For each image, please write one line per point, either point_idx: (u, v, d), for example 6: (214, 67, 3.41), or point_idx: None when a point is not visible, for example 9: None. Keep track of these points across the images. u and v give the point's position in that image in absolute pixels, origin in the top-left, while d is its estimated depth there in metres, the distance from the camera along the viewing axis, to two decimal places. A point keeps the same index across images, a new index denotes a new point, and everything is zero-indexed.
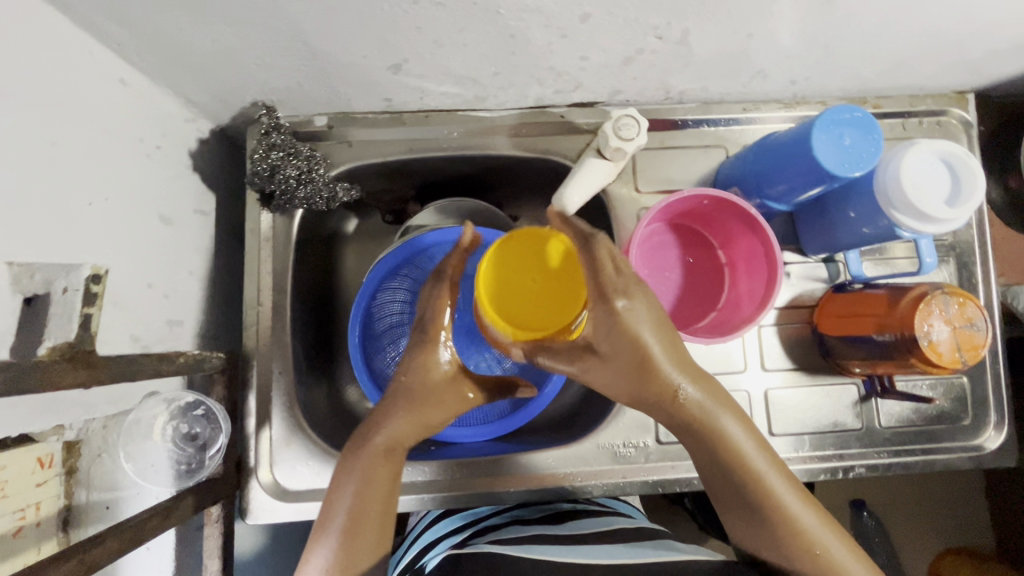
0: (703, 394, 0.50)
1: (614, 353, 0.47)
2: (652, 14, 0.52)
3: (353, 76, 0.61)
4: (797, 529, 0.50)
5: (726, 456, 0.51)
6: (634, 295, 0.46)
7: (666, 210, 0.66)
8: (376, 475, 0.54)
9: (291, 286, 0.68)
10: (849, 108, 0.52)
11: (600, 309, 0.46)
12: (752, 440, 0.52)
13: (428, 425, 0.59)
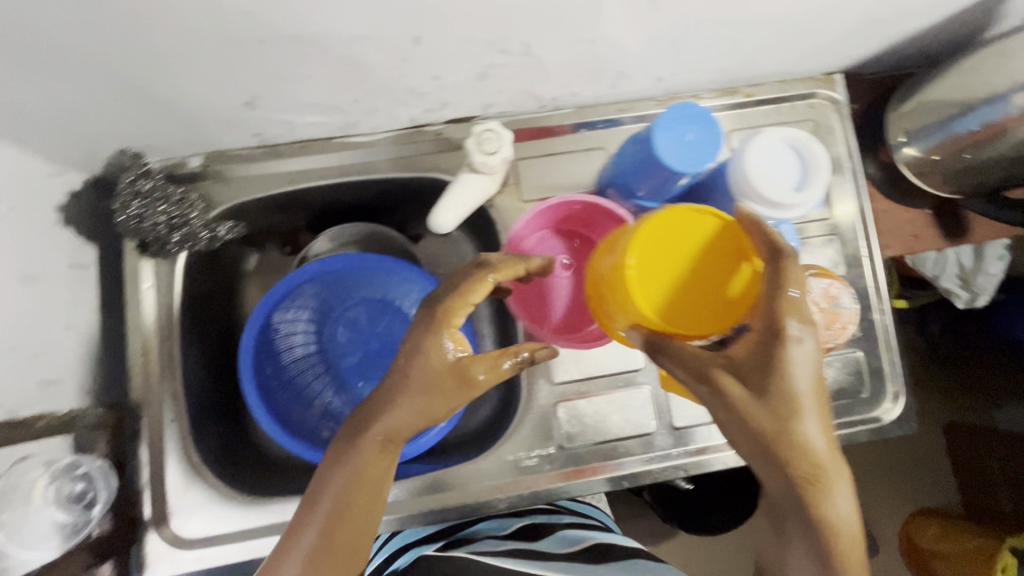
0: (838, 451, 0.47)
1: (771, 403, 0.45)
2: (485, 30, 0.52)
3: (209, 115, 0.61)
4: (828, 520, 0.46)
5: (779, 455, 0.45)
6: (807, 291, 0.45)
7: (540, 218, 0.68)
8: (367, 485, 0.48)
9: (179, 331, 0.67)
10: (687, 106, 0.53)
11: (774, 344, 0.44)
12: (833, 453, 0.46)
13: (430, 416, 0.49)
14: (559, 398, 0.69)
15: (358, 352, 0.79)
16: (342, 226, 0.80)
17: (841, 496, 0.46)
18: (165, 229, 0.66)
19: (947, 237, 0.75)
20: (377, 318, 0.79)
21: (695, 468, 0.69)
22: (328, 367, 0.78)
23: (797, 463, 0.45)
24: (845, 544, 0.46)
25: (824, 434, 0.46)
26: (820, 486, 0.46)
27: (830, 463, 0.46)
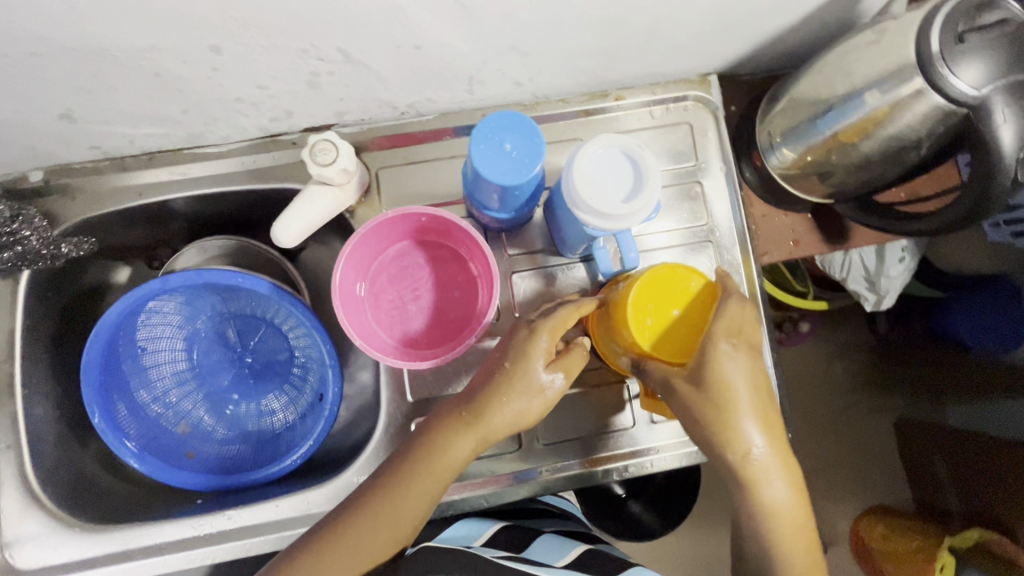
0: (730, 399, 0.49)
1: (711, 396, 0.49)
2: (285, 39, 0.50)
3: (28, 130, 0.58)
4: (733, 464, 0.50)
5: (698, 416, 0.49)
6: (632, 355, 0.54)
7: (386, 234, 0.65)
8: (402, 519, 0.53)
9: (21, 352, 0.65)
10: (505, 114, 0.51)
11: (709, 353, 0.49)
12: (762, 390, 0.50)
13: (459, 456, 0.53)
14: (419, 415, 0.67)
15: (232, 366, 0.77)
16: (212, 237, 0.76)
17: (748, 428, 0.49)
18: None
19: (829, 242, 0.72)
20: (251, 330, 0.77)
21: (562, 484, 0.70)
22: (200, 382, 0.75)
23: (715, 410, 0.49)
24: (769, 464, 0.50)
25: (746, 383, 0.49)
26: (720, 431, 0.49)
27: (748, 413, 0.49)
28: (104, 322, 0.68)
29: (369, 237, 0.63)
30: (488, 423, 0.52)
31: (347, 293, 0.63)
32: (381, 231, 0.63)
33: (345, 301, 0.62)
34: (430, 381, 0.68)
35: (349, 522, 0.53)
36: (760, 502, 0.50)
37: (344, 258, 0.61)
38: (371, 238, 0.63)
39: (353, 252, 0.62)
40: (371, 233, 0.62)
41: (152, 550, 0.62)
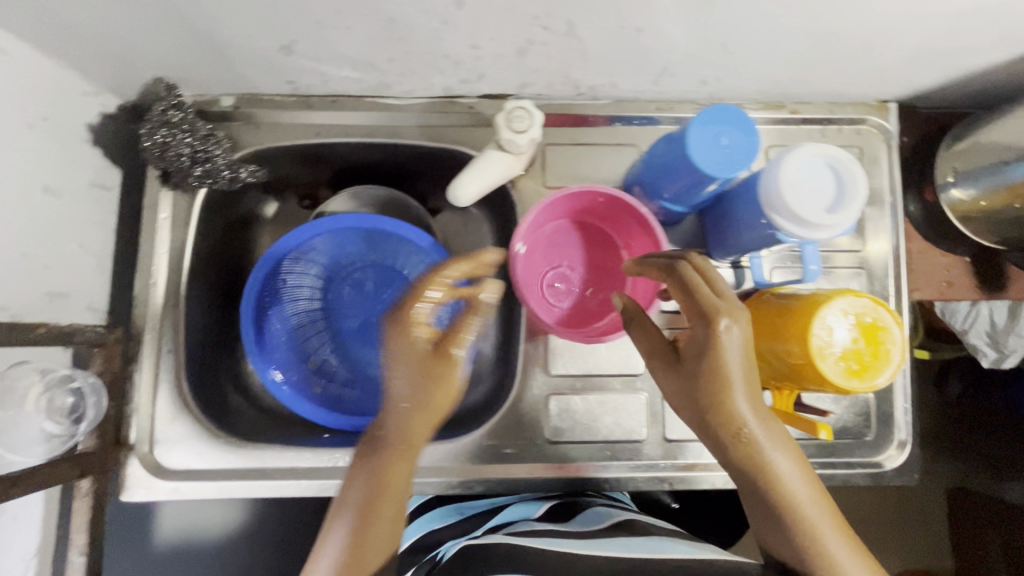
0: (717, 373, 0.47)
1: (698, 372, 0.47)
2: (529, 3, 0.51)
3: (246, 56, 0.61)
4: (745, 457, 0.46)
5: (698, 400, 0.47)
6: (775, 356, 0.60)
7: (563, 207, 0.66)
8: (378, 518, 0.46)
9: (188, 265, 0.68)
10: (727, 107, 0.51)
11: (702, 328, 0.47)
12: (750, 368, 0.47)
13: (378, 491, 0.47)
14: (552, 389, 0.68)
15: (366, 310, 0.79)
16: (364, 184, 0.79)
17: (743, 409, 0.46)
18: (188, 161, 0.66)
19: (983, 289, 0.71)
20: (390, 278, 0.79)
21: (682, 483, 0.68)
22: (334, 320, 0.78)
23: (707, 388, 0.47)
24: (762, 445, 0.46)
25: (738, 357, 0.47)
26: (712, 410, 0.47)
27: (738, 385, 0.47)
28: (272, 252, 0.71)
29: (550, 209, 0.64)
30: (416, 417, 0.49)
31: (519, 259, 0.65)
32: (560, 204, 0.64)
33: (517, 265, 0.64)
34: (568, 359, 0.68)
35: (349, 498, 0.47)
36: (767, 482, 0.45)
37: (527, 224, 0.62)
38: (550, 210, 0.65)
39: (535, 221, 0.63)
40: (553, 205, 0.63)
41: (286, 472, 0.65)
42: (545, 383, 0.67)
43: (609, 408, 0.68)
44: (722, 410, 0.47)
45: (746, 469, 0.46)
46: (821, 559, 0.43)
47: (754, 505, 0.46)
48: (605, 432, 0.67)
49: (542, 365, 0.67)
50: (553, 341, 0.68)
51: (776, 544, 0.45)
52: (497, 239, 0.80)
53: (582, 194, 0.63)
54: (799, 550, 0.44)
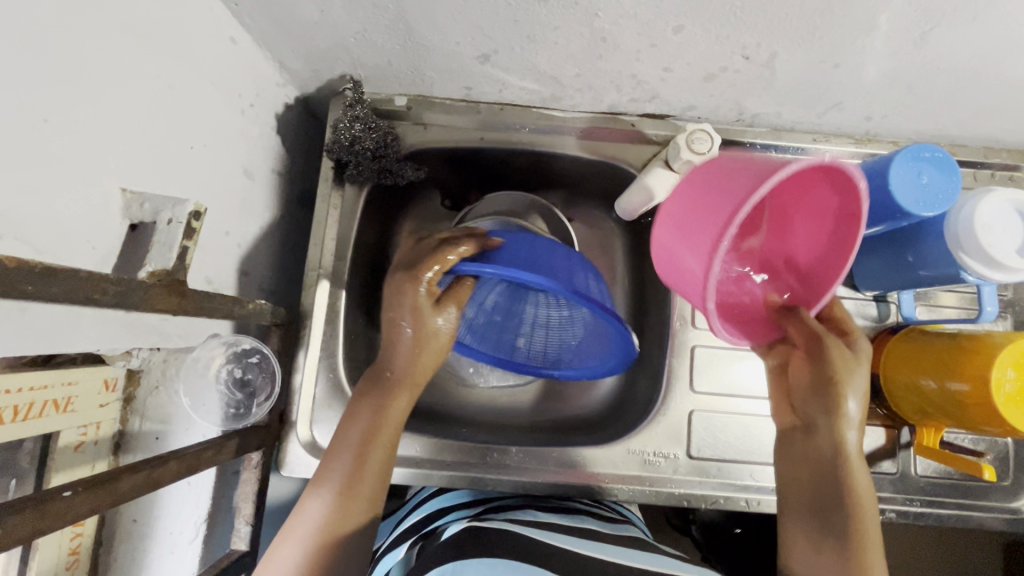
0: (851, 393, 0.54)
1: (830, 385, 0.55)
2: (744, 34, 0.53)
3: (442, 62, 0.64)
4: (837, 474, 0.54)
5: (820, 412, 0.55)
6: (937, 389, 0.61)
7: (723, 170, 0.51)
8: (358, 498, 0.53)
9: (351, 253, 0.71)
10: (928, 148, 0.53)
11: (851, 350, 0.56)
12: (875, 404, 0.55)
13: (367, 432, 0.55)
14: (694, 405, 0.69)
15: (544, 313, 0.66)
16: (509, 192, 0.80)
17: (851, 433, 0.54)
18: (370, 155, 0.69)
19: None
20: None
21: None
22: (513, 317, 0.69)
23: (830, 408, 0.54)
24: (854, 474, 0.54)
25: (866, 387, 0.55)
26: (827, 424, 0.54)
27: (856, 398, 0.54)
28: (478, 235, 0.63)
29: (724, 178, 0.50)
30: (406, 394, 0.58)
31: (666, 245, 0.54)
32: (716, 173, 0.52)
33: (695, 248, 0.49)
34: (711, 377, 0.70)
35: (330, 478, 0.53)
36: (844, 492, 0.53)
37: (676, 207, 0.55)
38: (698, 183, 0.54)
39: (678, 200, 0.55)
40: (728, 174, 0.50)
41: (438, 462, 0.68)
42: (688, 398, 0.69)
43: (749, 429, 0.69)
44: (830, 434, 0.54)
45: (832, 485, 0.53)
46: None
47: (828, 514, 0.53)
48: (745, 452, 0.68)
49: (685, 381, 0.69)
50: (697, 358, 0.70)
51: (818, 557, 0.52)
52: (629, 253, 0.82)
53: (756, 158, 0.50)
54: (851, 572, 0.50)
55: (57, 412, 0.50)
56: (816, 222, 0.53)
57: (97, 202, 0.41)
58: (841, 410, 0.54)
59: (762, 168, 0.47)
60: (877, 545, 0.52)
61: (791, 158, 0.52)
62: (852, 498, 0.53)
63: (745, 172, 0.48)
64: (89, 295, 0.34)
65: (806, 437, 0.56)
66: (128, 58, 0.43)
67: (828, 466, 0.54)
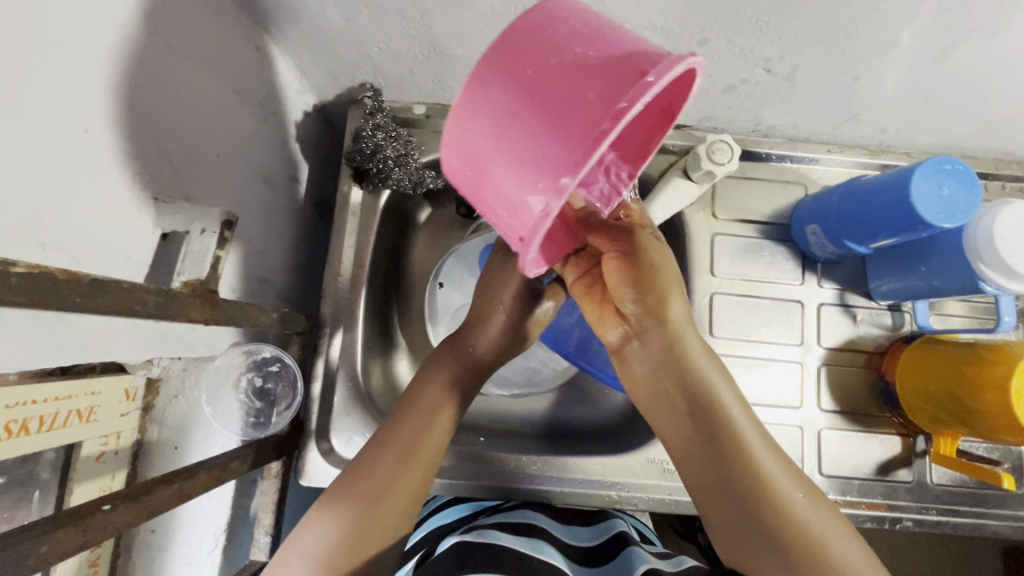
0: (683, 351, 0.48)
1: (656, 334, 0.49)
2: (768, 47, 0.54)
3: (463, 71, 0.64)
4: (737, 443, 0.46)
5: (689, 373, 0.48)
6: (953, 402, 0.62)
7: (544, 40, 0.36)
8: (386, 508, 0.51)
9: (369, 261, 0.71)
10: (948, 160, 0.54)
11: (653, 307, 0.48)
12: (710, 358, 0.49)
13: (417, 433, 0.55)
14: None
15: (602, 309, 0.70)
16: None
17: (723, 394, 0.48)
18: (391, 163, 0.69)
19: None
20: None
21: None
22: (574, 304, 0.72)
23: (709, 366, 0.48)
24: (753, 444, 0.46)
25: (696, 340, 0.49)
26: (703, 384, 0.48)
27: (679, 299, 0.49)
28: None
29: (563, 53, 0.35)
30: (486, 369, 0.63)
31: (479, 161, 0.38)
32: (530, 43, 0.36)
33: (556, 152, 0.33)
34: None
35: (357, 489, 0.51)
36: (744, 471, 0.45)
37: (488, 102, 0.36)
38: (516, 53, 0.36)
39: (494, 94, 0.36)
40: (586, 40, 0.35)
41: (456, 472, 0.68)
42: None
43: None
44: (704, 394, 0.48)
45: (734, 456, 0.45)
46: (768, 498, 0.44)
47: (733, 502, 0.44)
48: None
49: None
50: None
51: (716, 484, 0.46)
52: None
53: (607, 29, 0.36)
54: (740, 491, 0.44)
55: (78, 422, 0.48)
56: (649, 132, 0.46)
57: (131, 212, 0.41)
58: (670, 314, 0.48)
59: (653, 55, 0.33)
60: (771, 459, 0.46)
61: (583, 4, 0.38)
62: (724, 417, 0.47)
63: (614, 49, 0.34)
64: (130, 307, 0.33)
65: (640, 348, 0.50)
66: (160, 68, 0.43)
67: (680, 374, 0.48)
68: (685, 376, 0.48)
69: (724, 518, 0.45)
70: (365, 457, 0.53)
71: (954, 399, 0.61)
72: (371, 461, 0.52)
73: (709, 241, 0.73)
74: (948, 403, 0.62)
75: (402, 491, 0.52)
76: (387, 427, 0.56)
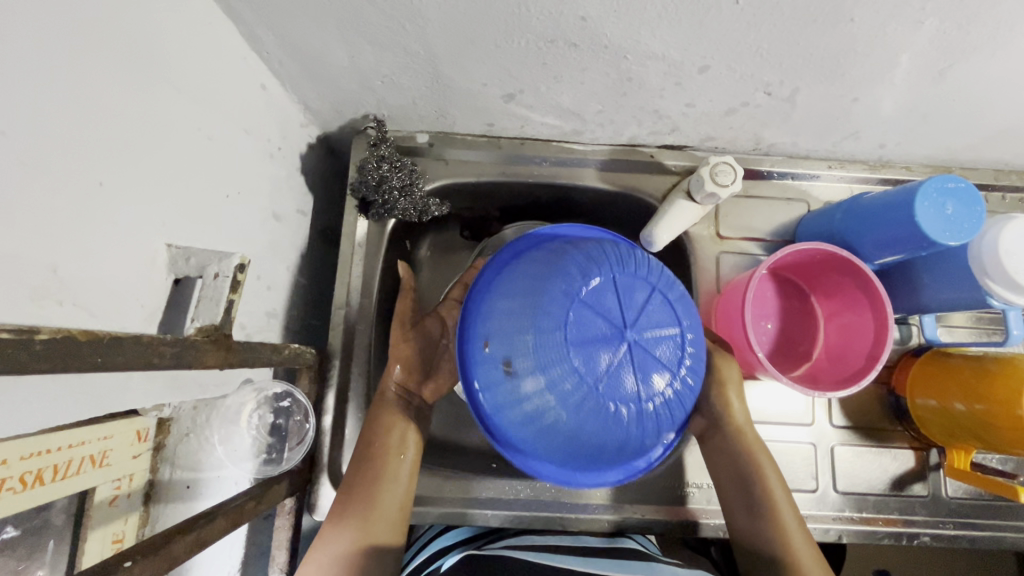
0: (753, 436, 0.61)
1: (720, 422, 0.61)
2: (768, 72, 0.54)
3: (467, 101, 0.65)
4: (778, 516, 0.57)
5: (746, 452, 0.60)
6: (951, 409, 0.63)
7: (796, 271, 0.69)
8: (380, 520, 0.57)
9: (376, 290, 0.71)
10: (947, 179, 0.55)
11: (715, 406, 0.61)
12: (761, 445, 0.61)
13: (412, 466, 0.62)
14: None
15: (637, 310, 0.52)
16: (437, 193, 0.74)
17: (772, 479, 0.59)
18: (396, 194, 0.70)
19: None
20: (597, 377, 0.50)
21: (851, 536, 0.67)
22: (623, 367, 0.50)
23: (770, 456, 0.60)
24: (789, 526, 0.56)
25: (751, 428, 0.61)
26: (751, 461, 0.59)
27: (736, 397, 0.61)
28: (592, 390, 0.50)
29: (814, 268, 0.67)
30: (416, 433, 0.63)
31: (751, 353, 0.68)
32: (770, 300, 0.72)
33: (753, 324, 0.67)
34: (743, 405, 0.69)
35: (353, 511, 0.57)
36: (781, 544, 0.55)
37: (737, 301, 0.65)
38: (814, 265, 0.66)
39: (736, 302, 0.66)
40: (801, 271, 0.69)
41: (468, 500, 0.67)
42: None
43: (780, 454, 0.69)
44: (755, 476, 0.59)
45: (773, 527, 0.56)
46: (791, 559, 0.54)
47: (767, 560, 0.55)
48: None
49: None
50: None
51: (755, 538, 0.57)
52: None
53: (813, 256, 0.65)
54: (765, 528, 0.56)
55: (92, 467, 0.48)
56: (826, 278, 0.67)
57: (144, 260, 0.41)
58: (727, 405, 0.61)
59: (826, 252, 0.63)
60: (799, 535, 0.56)
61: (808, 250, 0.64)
62: (767, 499, 0.58)
63: (837, 287, 0.67)
64: (149, 359, 0.34)
65: (712, 433, 0.62)
66: (173, 115, 0.44)
67: (739, 455, 0.60)
68: (754, 458, 0.59)
69: (759, 550, 0.56)
70: (363, 475, 0.59)
71: (957, 410, 0.62)
72: (368, 479, 0.59)
73: (715, 260, 0.73)
74: (952, 412, 0.63)
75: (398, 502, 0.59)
76: (366, 448, 0.61)
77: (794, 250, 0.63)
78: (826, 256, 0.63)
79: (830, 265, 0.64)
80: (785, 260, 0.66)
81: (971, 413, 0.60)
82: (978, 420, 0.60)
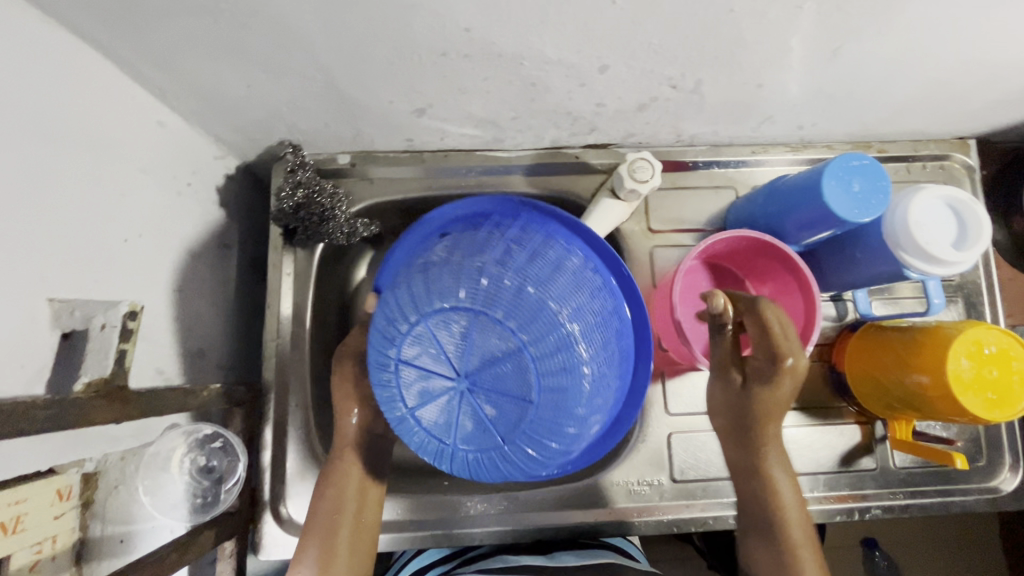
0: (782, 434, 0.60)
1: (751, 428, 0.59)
2: (668, 66, 0.54)
3: (379, 119, 0.64)
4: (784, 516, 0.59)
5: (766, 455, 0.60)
6: (887, 384, 0.63)
7: (725, 258, 0.70)
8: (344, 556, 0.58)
9: (309, 319, 0.70)
10: (851, 157, 0.55)
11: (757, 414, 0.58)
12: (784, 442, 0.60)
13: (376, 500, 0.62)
14: (672, 428, 0.69)
15: (513, 310, 0.48)
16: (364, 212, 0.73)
17: (781, 479, 0.59)
18: (317, 219, 0.68)
19: None
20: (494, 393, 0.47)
21: None
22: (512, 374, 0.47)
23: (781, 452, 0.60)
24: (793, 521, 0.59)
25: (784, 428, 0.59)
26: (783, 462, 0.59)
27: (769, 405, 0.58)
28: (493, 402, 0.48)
29: (741, 254, 0.67)
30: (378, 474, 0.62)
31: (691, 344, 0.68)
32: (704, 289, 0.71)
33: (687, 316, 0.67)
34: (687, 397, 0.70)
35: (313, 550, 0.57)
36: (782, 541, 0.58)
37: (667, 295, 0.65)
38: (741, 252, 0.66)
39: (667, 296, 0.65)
40: (730, 258, 0.69)
41: (420, 521, 0.67)
42: (664, 421, 0.69)
43: None
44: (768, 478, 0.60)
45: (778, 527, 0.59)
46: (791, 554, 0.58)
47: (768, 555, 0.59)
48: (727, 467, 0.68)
49: (660, 406, 0.69)
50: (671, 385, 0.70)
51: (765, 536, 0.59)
52: None
53: (736, 244, 0.65)
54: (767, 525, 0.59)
55: (5, 535, 0.41)
56: (754, 262, 0.67)
57: (24, 319, 0.39)
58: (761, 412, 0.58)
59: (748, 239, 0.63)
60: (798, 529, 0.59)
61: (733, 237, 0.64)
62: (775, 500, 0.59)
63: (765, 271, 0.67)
64: (13, 428, 0.32)
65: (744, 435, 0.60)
66: (51, 165, 0.42)
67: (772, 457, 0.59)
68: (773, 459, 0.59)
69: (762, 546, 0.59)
70: (323, 517, 0.59)
71: (892, 385, 0.63)
72: (328, 519, 0.59)
73: (648, 254, 0.73)
74: (888, 387, 0.63)
75: (363, 535, 0.60)
76: (324, 489, 0.60)
77: (717, 240, 0.63)
78: (749, 241, 0.63)
79: (756, 250, 0.64)
80: (710, 250, 0.66)
81: (905, 388, 0.61)
82: (911, 394, 0.60)
